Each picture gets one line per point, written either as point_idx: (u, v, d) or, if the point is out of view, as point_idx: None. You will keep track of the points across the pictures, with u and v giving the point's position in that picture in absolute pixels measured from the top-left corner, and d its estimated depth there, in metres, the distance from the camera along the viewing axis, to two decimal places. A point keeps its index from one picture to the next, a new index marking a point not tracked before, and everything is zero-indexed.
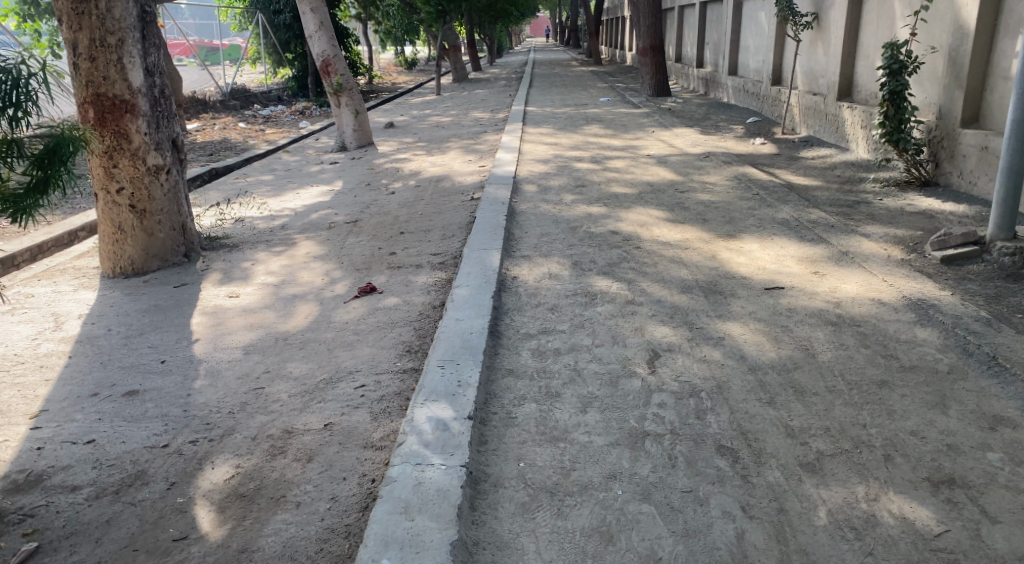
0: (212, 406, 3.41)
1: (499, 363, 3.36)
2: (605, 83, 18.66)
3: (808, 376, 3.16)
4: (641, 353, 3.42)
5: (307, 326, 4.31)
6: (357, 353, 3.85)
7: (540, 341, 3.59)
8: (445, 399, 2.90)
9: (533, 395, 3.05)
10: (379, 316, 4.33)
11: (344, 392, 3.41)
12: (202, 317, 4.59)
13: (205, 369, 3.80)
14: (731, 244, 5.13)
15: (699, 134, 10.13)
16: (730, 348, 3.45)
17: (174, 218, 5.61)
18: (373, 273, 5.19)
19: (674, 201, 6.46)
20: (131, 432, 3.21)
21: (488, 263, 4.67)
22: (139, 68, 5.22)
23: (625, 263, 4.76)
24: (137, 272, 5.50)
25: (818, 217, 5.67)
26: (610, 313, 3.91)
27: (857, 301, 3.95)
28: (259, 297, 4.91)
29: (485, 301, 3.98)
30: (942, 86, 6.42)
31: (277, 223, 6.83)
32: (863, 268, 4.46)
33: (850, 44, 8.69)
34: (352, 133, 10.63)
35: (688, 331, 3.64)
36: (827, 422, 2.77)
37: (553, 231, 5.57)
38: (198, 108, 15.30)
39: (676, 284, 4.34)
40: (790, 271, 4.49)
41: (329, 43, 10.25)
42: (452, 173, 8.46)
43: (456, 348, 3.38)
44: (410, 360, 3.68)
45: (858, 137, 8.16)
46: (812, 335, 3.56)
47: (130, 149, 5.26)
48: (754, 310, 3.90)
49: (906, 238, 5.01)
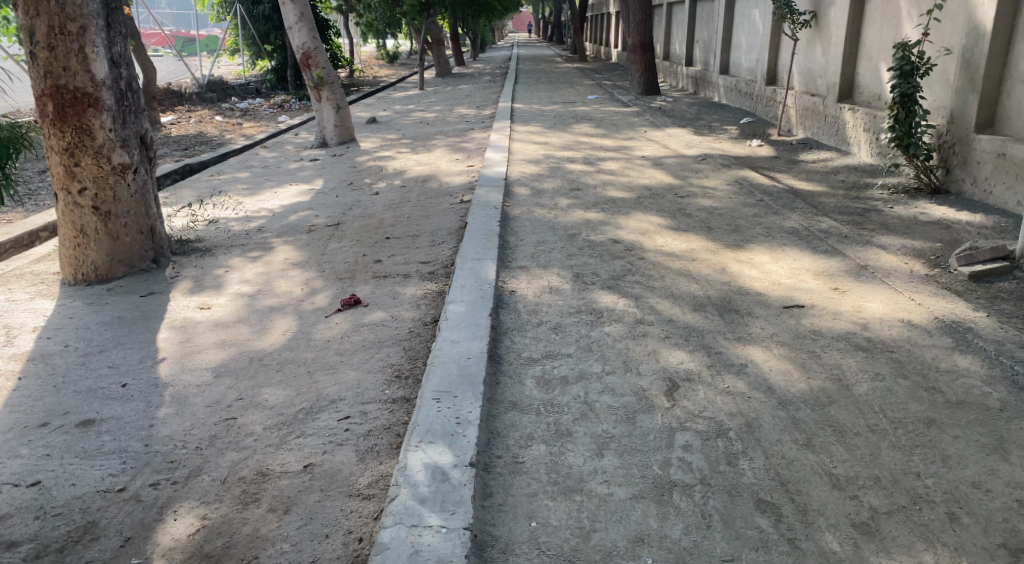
0: (177, 441, 3.03)
1: (501, 394, 3.01)
2: (593, 81, 18.37)
3: (846, 412, 2.84)
4: (657, 382, 3.09)
5: (285, 344, 3.93)
6: (340, 377, 3.48)
7: (545, 367, 3.25)
8: (442, 442, 2.56)
9: (542, 434, 2.71)
10: (365, 333, 3.96)
11: (326, 425, 3.06)
12: (170, 333, 4.20)
13: (170, 396, 3.41)
14: (740, 256, 4.81)
15: (692, 135, 9.84)
16: (755, 378, 3.12)
17: (142, 221, 5.19)
18: (357, 283, 4.82)
19: (675, 206, 6.13)
20: (81, 472, 2.82)
21: (482, 276, 4.32)
22: (104, 58, 4.81)
23: (629, 276, 4.42)
24: (101, 279, 5.08)
25: (830, 226, 5.37)
26: (620, 334, 3.58)
27: (886, 322, 3.63)
28: (232, 309, 4.52)
29: (482, 321, 3.63)
30: (955, 90, 6.15)
31: (253, 225, 6.43)
32: (886, 284, 4.16)
33: (853, 43, 8.40)
34: (333, 128, 10.22)
35: (706, 357, 3.31)
36: (876, 470, 2.46)
37: (549, 239, 5.22)
38: (173, 100, 14.79)
39: (687, 300, 4.01)
40: (807, 287, 4.17)
41: (310, 35, 9.85)
42: (439, 173, 8.10)
43: (453, 377, 3.03)
44: (400, 388, 3.32)
45: (860, 140, 7.89)
46: (843, 361, 3.25)
47: (93, 146, 4.85)
48: (776, 332, 3.57)
49: (925, 251, 4.72)
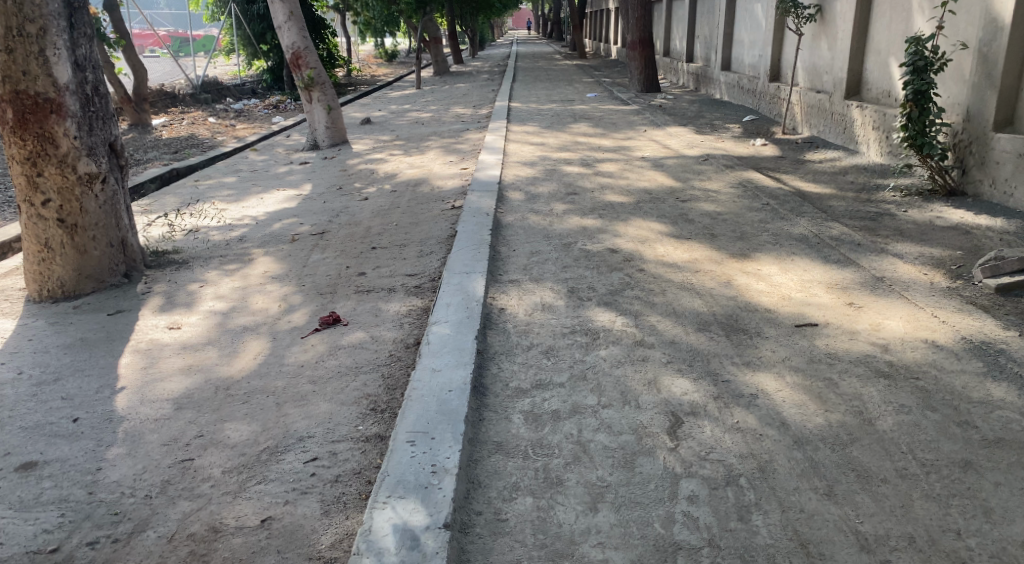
0: (125, 488, 2.73)
1: (485, 433, 2.71)
2: (592, 78, 18.04)
3: (872, 452, 2.53)
4: (657, 417, 2.78)
5: (255, 370, 3.63)
6: (311, 410, 3.18)
7: (534, 400, 2.94)
8: (415, 496, 2.29)
9: (529, 484, 2.42)
10: (342, 357, 3.66)
11: (290, 468, 2.77)
12: (134, 356, 3.90)
13: (123, 433, 3.10)
14: (746, 266, 4.50)
15: (694, 134, 9.53)
16: (766, 411, 2.81)
17: (112, 233, 4.88)
18: (338, 299, 4.52)
19: (677, 212, 5.82)
20: (14, 529, 2.54)
21: (470, 292, 4.01)
22: (67, 61, 4.49)
23: (628, 291, 4.11)
24: (67, 296, 4.75)
25: (841, 232, 5.05)
26: (616, 359, 3.27)
27: (908, 343, 3.32)
28: (203, 330, 4.21)
29: (467, 345, 3.32)
30: (971, 86, 5.83)
31: (234, 234, 6.12)
32: (905, 298, 3.84)
33: (860, 38, 8.08)
34: (324, 130, 9.88)
35: (712, 386, 3.00)
36: (909, 527, 2.19)
37: (544, 249, 4.91)
38: (165, 102, 14.52)
39: (691, 319, 3.70)
40: (819, 302, 3.87)
41: (300, 35, 9.56)
42: (431, 176, 7.80)
43: (431, 414, 2.73)
44: (375, 423, 3.02)
45: (869, 138, 7.58)
46: (862, 389, 2.93)
47: (57, 154, 4.54)
48: (788, 356, 3.26)
49: (945, 260, 4.41)
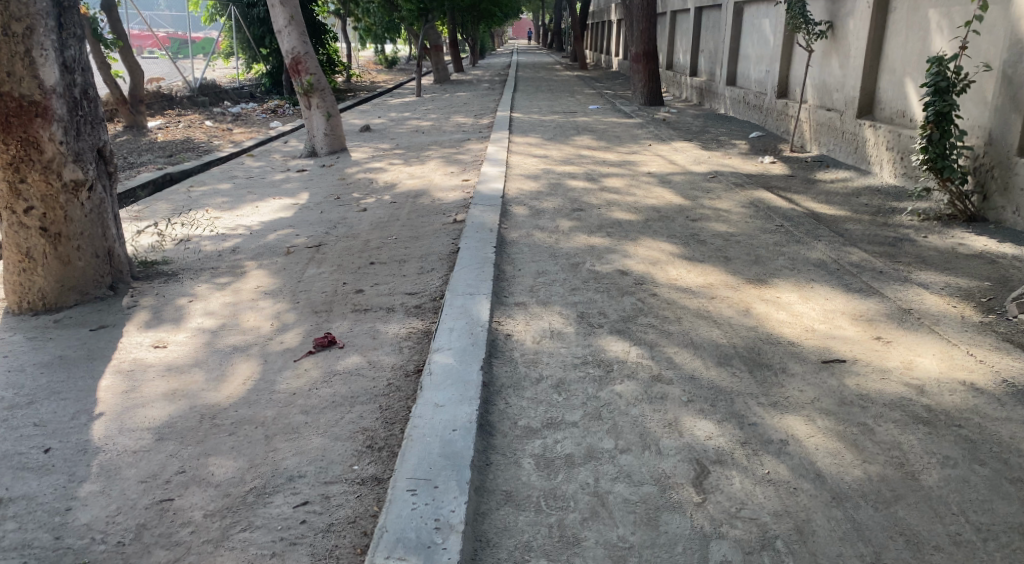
0: (97, 534, 2.50)
1: (492, 481, 2.50)
2: (594, 90, 17.87)
3: (920, 513, 2.32)
4: (681, 465, 2.56)
5: (243, 397, 3.38)
6: (303, 445, 2.94)
7: (546, 441, 2.72)
8: (416, 559, 2.11)
9: (543, 544, 2.22)
10: (337, 384, 3.42)
11: (279, 513, 2.54)
12: (114, 378, 3.65)
13: (98, 467, 2.85)
14: (764, 293, 4.28)
15: (700, 149, 9.34)
16: (799, 460, 2.59)
17: (98, 243, 4.62)
18: (334, 318, 4.28)
19: (688, 231, 5.60)
20: None
21: (474, 316, 3.78)
22: (55, 63, 4.26)
23: (641, 317, 3.89)
24: (48, 308, 4.49)
25: (861, 258, 4.84)
26: (633, 396, 3.04)
27: (944, 385, 3.10)
28: (190, 350, 3.96)
29: (471, 378, 3.09)
30: (994, 109, 5.64)
31: (226, 245, 5.88)
32: (936, 334, 3.62)
33: (874, 56, 7.88)
34: (323, 137, 9.65)
35: (738, 430, 2.77)
36: None
37: (551, 269, 4.69)
38: (162, 104, 14.28)
39: (711, 351, 3.47)
40: (844, 335, 3.65)
41: (299, 40, 9.34)
42: (431, 187, 7.58)
43: (433, 458, 2.51)
44: (371, 463, 2.79)
45: (882, 159, 7.39)
46: (901, 437, 2.71)
47: (42, 160, 4.30)
48: (817, 396, 3.03)
49: (974, 291, 4.20)
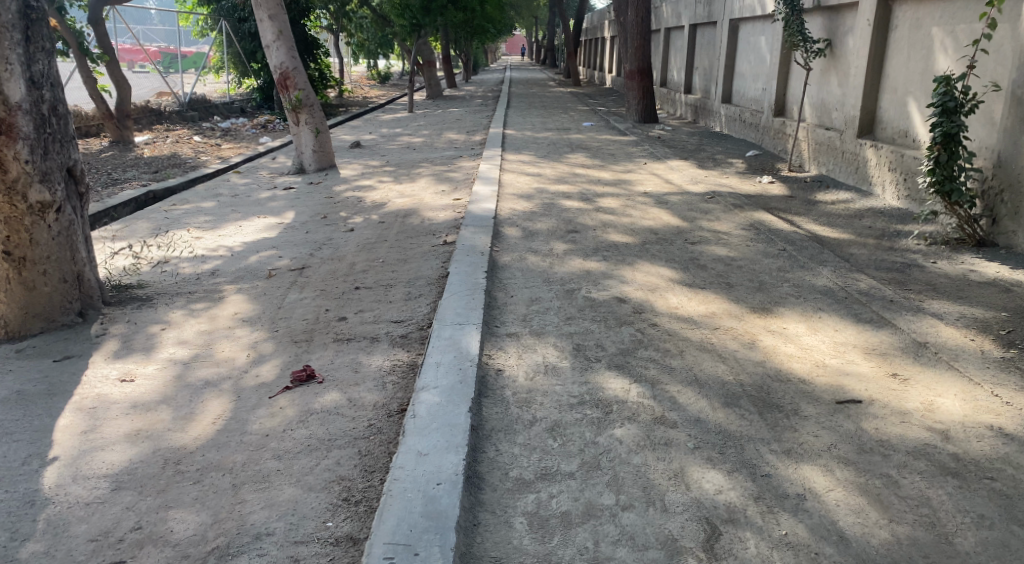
0: None
1: (480, 546, 2.27)
2: (589, 107, 17.71)
3: None
4: (689, 525, 2.33)
5: (212, 439, 3.11)
6: (275, 495, 2.68)
7: (540, 495, 2.47)
8: None
9: None
10: (314, 425, 3.16)
11: None
12: (74, 415, 3.39)
13: (45, 523, 2.59)
14: (769, 323, 4.05)
15: (697, 168, 9.15)
16: (819, 519, 2.35)
17: (66, 267, 4.34)
18: (314, 348, 4.03)
19: (687, 255, 5.38)
20: None
21: (462, 349, 3.53)
22: (21, 78, 4.03)
23: (641, 351, 3.65)
24: (10, 337, 4.21)
25: (869, 285, 4.62)
26: (635, 442, 2.79)
27: (969, 430, 2.86)
28: (158, 384, 3.70)
29: (459, 421, 2.83)
30: (1003, 131, 5.45)
31: (205, 267, 5.63)
32: (956, 370, 3.39)
33: (875, 74, 7.69)
34: (311, 153, 9.42)
35: (750, 483, 2.53)
36: None
37: (545, 296, 4.45)
38: (150, 118, 14.05)
39: (716, 390, 3.23)
40: (858, 371, 3.41)
41: (288, 55, 9.14)
42: (421, 206, 7.35)
43: (415, 519, 2.28)
44: (347, 519, 2.53)
45: (885, 180, 7.20)
46: (929, 492, 2.47)
47: (5, 180, 4.04)
48: (834, 442, 2.79)
49: (990, 322, 3.98)
